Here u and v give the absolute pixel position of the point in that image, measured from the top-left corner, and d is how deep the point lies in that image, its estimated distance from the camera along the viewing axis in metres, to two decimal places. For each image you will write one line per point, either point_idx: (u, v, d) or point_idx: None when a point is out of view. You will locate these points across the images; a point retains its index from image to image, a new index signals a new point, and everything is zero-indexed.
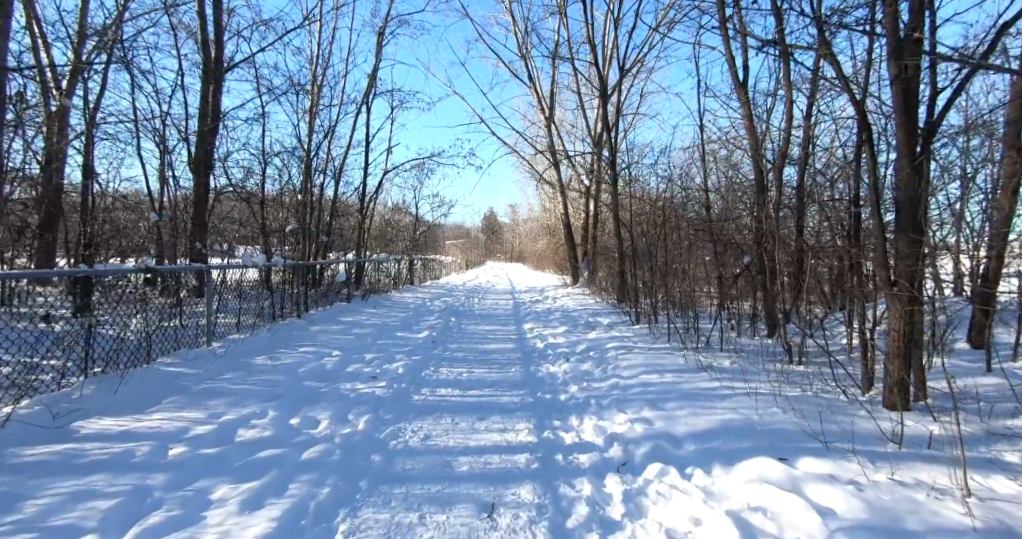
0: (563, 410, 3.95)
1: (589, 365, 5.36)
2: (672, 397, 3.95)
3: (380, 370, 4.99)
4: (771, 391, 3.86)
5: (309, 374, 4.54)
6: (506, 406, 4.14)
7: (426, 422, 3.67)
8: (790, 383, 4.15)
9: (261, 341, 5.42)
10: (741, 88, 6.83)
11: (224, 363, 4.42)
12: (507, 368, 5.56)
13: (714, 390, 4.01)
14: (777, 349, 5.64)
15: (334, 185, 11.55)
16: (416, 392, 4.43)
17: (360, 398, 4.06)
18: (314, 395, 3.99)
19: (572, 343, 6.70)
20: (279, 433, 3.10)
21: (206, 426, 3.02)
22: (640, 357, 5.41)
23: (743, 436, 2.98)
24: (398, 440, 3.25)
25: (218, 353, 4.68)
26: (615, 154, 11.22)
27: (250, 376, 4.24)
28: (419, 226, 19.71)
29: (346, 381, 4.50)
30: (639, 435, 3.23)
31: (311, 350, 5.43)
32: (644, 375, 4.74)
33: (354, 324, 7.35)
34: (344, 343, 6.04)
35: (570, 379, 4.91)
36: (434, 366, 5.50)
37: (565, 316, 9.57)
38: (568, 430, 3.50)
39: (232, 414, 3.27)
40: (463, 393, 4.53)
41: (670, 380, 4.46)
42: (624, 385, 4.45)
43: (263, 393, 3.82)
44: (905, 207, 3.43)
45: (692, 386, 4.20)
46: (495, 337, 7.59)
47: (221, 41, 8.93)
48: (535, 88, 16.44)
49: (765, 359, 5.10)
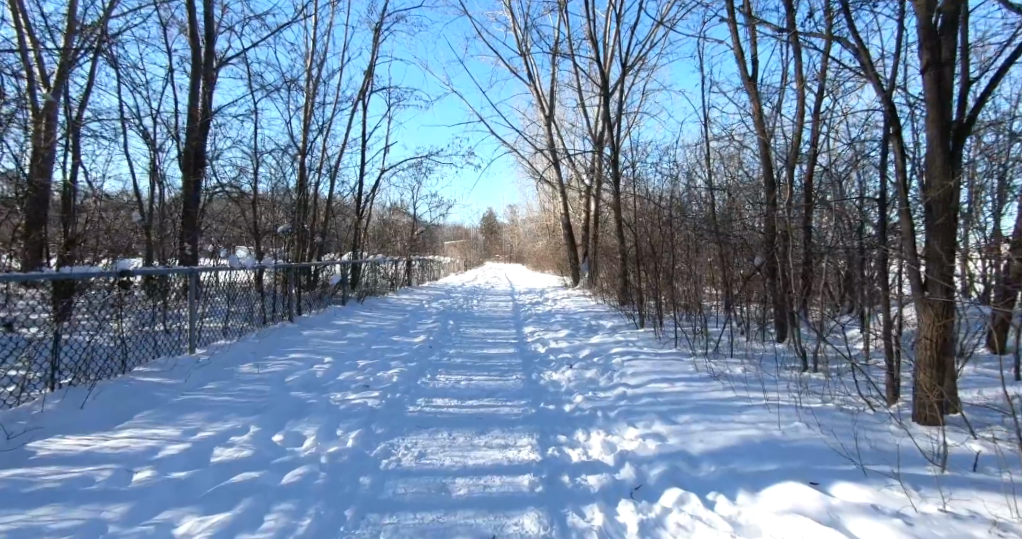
0: (568, 423, 3.69)
1: (593, 373, 5.10)
2: (685, 409, 3.69)
3: (373, 379, 4.73)
4: (791, 402, 3.60)
5: (298, 383, 4.28)
6: (507, 418, 3.88)
7: (421, 437, 3.41)
8: (810, 393, 3.89)
9: (248, 347, 5.15)
10: (749, 83, 6.59)
11: (207, 372, 4.15)
12: (507, 375, 5.30)
13: (729, 401, 3.75)
14: (789, 355, 5.39)
15: (330, 185, 11.30)
16: (411, 403, 4.17)
17: (351, 410, 3.81)
18: (301, 408, 3.73)
19: (575, 348, 6.44)
20: (259, 452, 2.84)
21: (179, 445, 2.75)
22: (647, 364, 5.15)
23: (768, 457, 2.72)
24: (390, 459, 2.99)
25: (201, 360, 4.42)
26: (616, 153, 10.99)
27: (233, 386, 3.98)
28: (418, 226, 19.49)
29: (337, 391, 4.23)
30: (652, 454, 2.97)
31: (302, 357, 5.17)
32: (653, 383, 4.48)
33: (349, 328, 7.09)
34: (337, 349, 5.77)
35: (574, 388, 4.65)
36: (431, 373, 5.25)
37: (567, 318, 9.32)
38: (574, 446, 3.25)
39: (209, 430, 3.01)
40: (461, 404, 4.27)
41: (681, 389, 4.21)
42: (632, 395, 4.19)
43: (246, 406, 3.56)
44: (938, 205, 3.17)
45: (705, 397, 3.94)
46: (495, 342, 7.34)
47: (212, 35, 8.67)
48: (535, 87, 16.24)
49: (778, 366, 4.85)
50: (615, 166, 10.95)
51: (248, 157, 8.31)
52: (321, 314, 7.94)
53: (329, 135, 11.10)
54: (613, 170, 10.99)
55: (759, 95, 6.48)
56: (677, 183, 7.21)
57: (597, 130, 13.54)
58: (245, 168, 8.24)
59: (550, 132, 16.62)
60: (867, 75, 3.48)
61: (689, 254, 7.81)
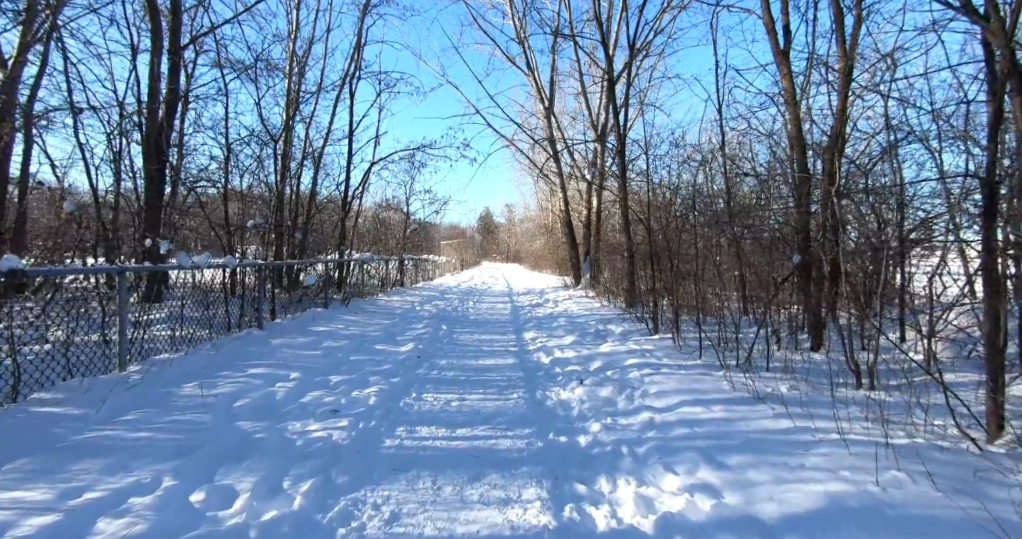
0: (586, 465, 2.88)
1: (609, 391, 4.30)
2: (734, 446, 2.89)
3: (345, 401, 3.91)
4: (871, 438, 2.80)
5: (247, 409, 3.45)
6: (507, 456, 3.07)
7: (396, 488, 2.59)
8: (888, 423, 3.07)
9: (195, 361, 4.31)
10: (781, 56, 5.80)
11: (134, 396, 3.33)
12: (506, 394, 4.49)
13: (790, 435, 2.95)
14: (837, 370, 4.57)
15: (313, 177, 10.47)
16: (389, 434, 3.35)
17: (310, 448, 2.99)
18: (244, 445, 2.90)
19: (584, 359, 5.64)
20: (162, 523, 2.03)
21: (42, 517, 1.94)
22: (673, 380, 4.35)
23: (879, 531, 1.92)
24: (348, 527, 2.18)
25: (130, 380, 3.56)
26: (622, 143, 10.22)
27: (163, 415, 3.16)
28: (410, 225, 18.65)
29: (297, 419, 3.42)
30: (708, 519, 2.17)
31: (263, 373, 4.35)
32: (684, 407, 3.68)
33: (326, 336, 6.25)
34: (307, 362, 4.95)
35: (588, 412, 3.85)
36: (416, 392, 4.43)
37: (571, 322, 8.52)
38: (597, 504, 2.43)
39: (100, 489, 2.20)
40: (450, 435, 3.46)
41: (723, 415, 3.42)
42: (663, 423, 3.39)
43: (168, 446, 2.73)
44: None
45: (757, 428, 3.13)
46: (492, 350, 6.53)
47: (178, 11, 7.84)
48: (533, 77, 15.51)
49: (830, 385, 4.05)
50: (620, 158, 10.19)
51: (221, 144, 7.56)
52: (297, 318, 7.12)
53: (312, 125, 10.34)
54: (618, 162, 10.22)
55: (791, 70, 5.72)
56: (695, 171, 6.44)
57: (600, 121, 12.78)
58: (218, 156, 7.47)
59: (549, 125, 15.86)
60: (959, 11, 2.73)
61: (702, 250, 7.13)
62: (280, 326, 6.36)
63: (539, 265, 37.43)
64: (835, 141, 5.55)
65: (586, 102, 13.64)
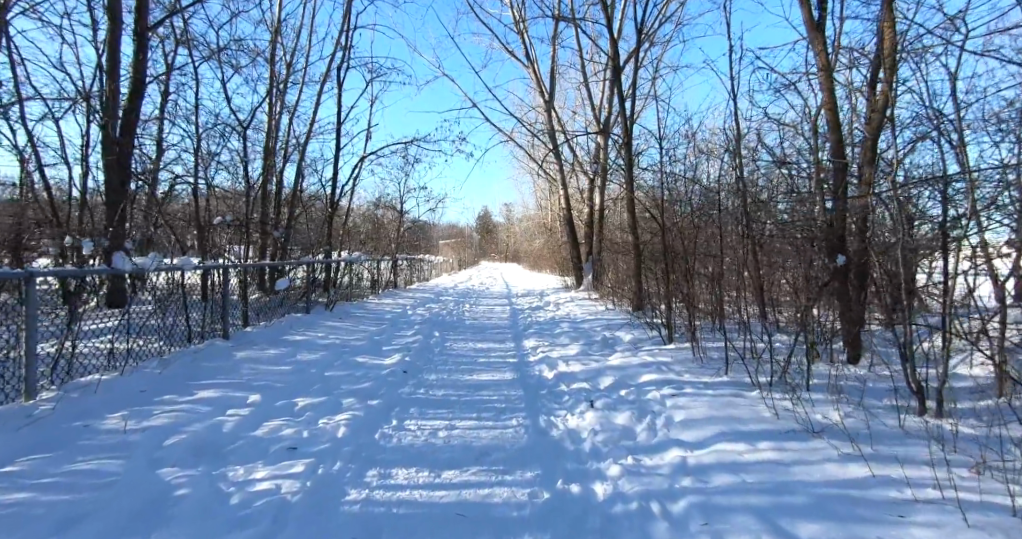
0: (607, 533, 2.19)
1: (626, 417, 3.61)
2: (800, 508, 2.20)
3: (307, 433, 3.22)
4: (993, 499, 2.09)
5: (178, 449, 2.76)
6: (504, 515, 2.38)
7: None
8: (1002, 470, 2.35)
9: (132, 383, 3.62)
10: (815, 30, 5.11)
11: (30, 435, 2.65)
12: (504, 420, 3.79)
13: (873, 489, 2.26)
14: (896, 390, 3.86)
15: (296, 172, 9.77)
16: (355, 482, 2.65)
17: (247, 508, 2.28)
18: (158, 507, 2.21)
19: (592, 374, 4.95)
20: None
21: None
22: (701, 404, 3.66)
23: None
24: None
25: (34, 414, 2.89)
26: (627, 135, 9.54)
27: (63, 461, 2.48)
28: (405, 224, 17.98)
29: (242, 462, 2.73)
30: None
31: (214, 396, 3.66)
32: (723, 441, 2.98)
33: (302, 347, 5.57)
34: (271, 381, 4.24)
35: (603, 447, 3.15)
36: (396, 418, 3.74)
37: (574, 328, 7.86)
38: None
39: None
40: (432, 480, 2.76)
41: (775, 455, 2.72)
42: (700, 467, 2.70)
43: (51, 514, 2.05)
44: None
45: (826, 476, 2.44)
46: (488, 362, 5.85)
47: None
48: (532, 69, 14.99)
49: (895, 410, 3.34)
50: (626, 151, 9.53)
51: (191, 137, 6.86)
52: (272, 325, 6.43)
53: (295, 116, 9.66)
54: (623, 155, 9.56)
55: (827, 46, 5.02)
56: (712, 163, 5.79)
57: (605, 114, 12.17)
58: (187, 150, 6.76)
59: (550, 119, 15.24)
60: None
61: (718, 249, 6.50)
62: (251, 334, 5.69)
63: (539, 265, 36.92)
64: (877, 127, 4.86)
65: (589, 93, 13.04)
